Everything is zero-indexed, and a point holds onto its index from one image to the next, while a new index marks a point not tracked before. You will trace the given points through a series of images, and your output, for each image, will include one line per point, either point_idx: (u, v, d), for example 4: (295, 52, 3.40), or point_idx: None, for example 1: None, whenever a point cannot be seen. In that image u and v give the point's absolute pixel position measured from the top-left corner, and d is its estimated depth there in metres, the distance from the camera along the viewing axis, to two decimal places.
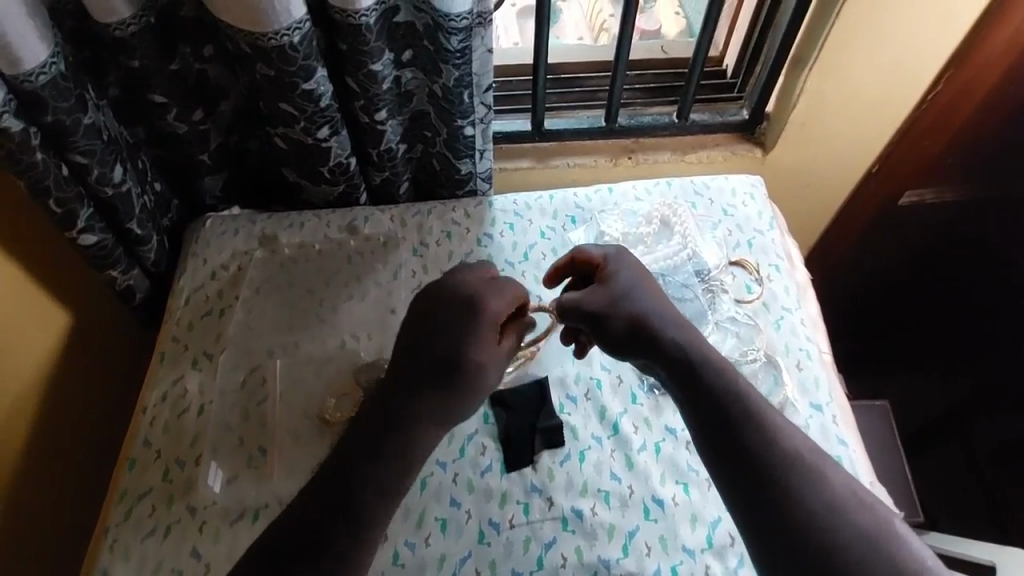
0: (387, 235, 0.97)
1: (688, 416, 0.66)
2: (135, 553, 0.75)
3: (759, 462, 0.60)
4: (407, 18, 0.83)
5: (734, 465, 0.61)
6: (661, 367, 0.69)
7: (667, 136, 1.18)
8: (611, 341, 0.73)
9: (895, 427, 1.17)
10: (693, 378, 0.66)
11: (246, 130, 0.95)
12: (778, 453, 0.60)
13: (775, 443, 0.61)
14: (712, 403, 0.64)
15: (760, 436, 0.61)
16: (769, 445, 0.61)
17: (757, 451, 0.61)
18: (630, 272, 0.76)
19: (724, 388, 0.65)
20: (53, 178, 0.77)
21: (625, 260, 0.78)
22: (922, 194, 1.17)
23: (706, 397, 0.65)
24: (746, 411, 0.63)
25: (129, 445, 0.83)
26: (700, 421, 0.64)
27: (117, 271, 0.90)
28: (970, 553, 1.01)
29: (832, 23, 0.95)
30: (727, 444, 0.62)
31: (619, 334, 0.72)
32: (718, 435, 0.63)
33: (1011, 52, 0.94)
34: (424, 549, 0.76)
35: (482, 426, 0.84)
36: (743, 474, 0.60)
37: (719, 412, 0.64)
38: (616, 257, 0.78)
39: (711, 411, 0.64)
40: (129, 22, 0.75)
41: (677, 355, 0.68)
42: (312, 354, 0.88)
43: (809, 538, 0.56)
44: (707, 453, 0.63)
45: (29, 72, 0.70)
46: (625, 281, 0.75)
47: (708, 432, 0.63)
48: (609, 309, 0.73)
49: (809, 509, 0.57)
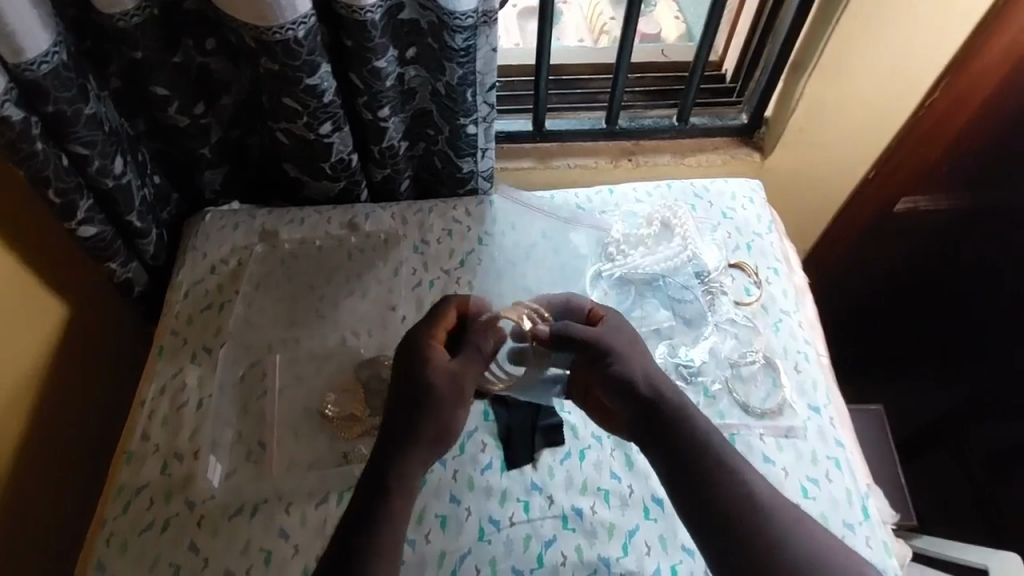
0: (389, 232, 0.97)
1: (665, 476, 0.65)
2: (131, 548, 0.74)
3: (710, 468, 0.64)
4: (411, 16, 0.83)
5: (688, 474, 0.64)
6: (641, 419, 0.68)
7: (667, 140, 1.18)
8: (611, 386, 0.70)
9: (888, 429, 1.18)
10: (670, 437, 0.66)
11: (246, 125, 0.95)
12: (764, 515, 0.61)
13: (754, 504, 0.62)
14: (690, 462, 0.64)
15: (702, 439, 0.65)
16: (751, 509, 0.61)
17: (740, 517, 0.61)
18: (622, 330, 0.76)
19: (699, 448, 0.65)
20: (52, 169, 0.77)
21: (626, 321, 0.78)
22: (915, 202, 1.17)
23: (683, 463, 0.64)
24: (723, 473, 0.63)
25: (126, 439, 0.82)
26: (653, 436, 0.67)
27: (116, 263, 0.90)
28: (964, 557, 1.02)
29: (829, 32, 1.02)
30: (678, 453, 0.65)
31: (616, 378, 0.70)
32: (670, 444, 0.66)
33: (1006, 64, 0.92)
34: (424, 546, 0.75)
35: (482, 424, 0.83)
36: (697, 481, 0.63)
37: (695, 474, 0.64)
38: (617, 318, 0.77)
39: (686, 473, 0.64)
40: (132, 14, 0.75)
41: (658, 409, 0.68)
42: (313, 350, 0.88)
43: (764, 539, 0.60)
44: (689, 516, 0.63)
45: (31, 61, 0.70)
46: (628, 337, 0.74)
47: (687, 495, 0.63)
48: (622, 355, 0.71)
49: (758, 513, 0.61)
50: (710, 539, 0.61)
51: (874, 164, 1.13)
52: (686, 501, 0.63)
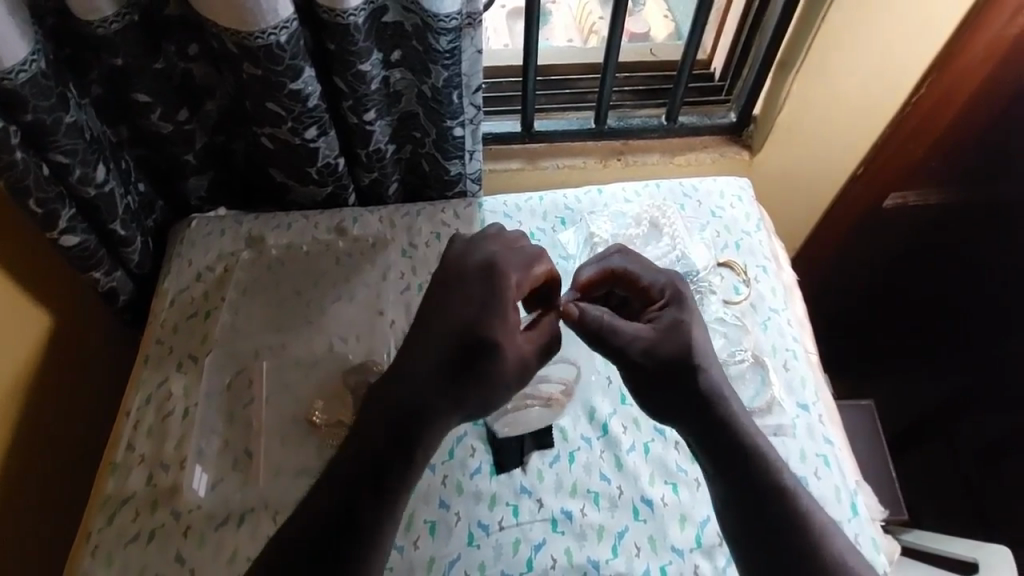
0: (376, 237, 0.96)
1: (731, 513, 0.63)
2: (117, 560, 0.74)
3: (768, 488, 0.63)
4: (395, 18, 0.82)
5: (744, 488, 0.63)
6: (709, 452, 0.66)
7: (656, 139, 1.18)
8: (663, 400, 0.68)
9: (881, 426, 1.18)
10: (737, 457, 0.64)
11: (231, 130, 0.94)
12: (843, 552, 0.60)
13: (828, 544, 0.60)
14: (761, 495, 0.62)
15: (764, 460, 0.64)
16: (828, 547, 0.60)
17: (820, 554, 0.59)
18: (682, 323, 0.70)
19: (773, 480, 0.63)
20: (33, 178, 0.76)
21: (685, 312, 0.71)
22: (905, 197, 1.14)
23: (746, 482, 0.63)
24: (797, 507, 0.62)
25: (111, 450, 0.81)
26: (712, 450, 0.66)
27: (101, 272, 0.89)
28: (950, 550, 1.02)
29: (815, 31, 1.01)
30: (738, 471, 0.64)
31: (676, 395, 0.67)
32: (731, 462, 0.64)
33: (990, 58, 0.92)
34: (413, 553, 0.75)
35: (472, 428, 0.83)
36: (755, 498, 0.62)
37: (770, 508, 0.62)
38: (677, 300, 0.72)
39: (759, 505, 0.62)
40: (111, 20, 0.74)
41: (728, 441, 0.65)
42: (300, 355, 0.87)
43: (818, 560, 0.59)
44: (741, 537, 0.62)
45: (9, 70, 0.69)
46: (689, 338, 0.69)
47: (758, 534, 0.61)
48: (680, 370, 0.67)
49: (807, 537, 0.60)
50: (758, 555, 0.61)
51: (862, 164, 1.12)
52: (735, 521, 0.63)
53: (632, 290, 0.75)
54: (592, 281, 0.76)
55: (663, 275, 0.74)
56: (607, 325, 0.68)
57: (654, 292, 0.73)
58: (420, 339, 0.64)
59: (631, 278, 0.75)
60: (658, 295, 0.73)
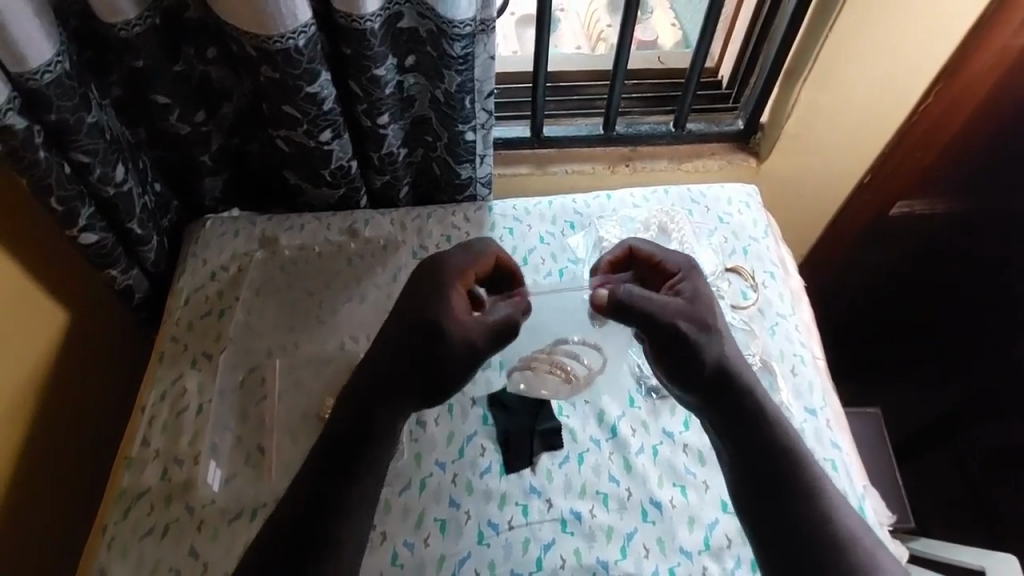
0: (387, 239, 0.97)
1: (744, 493, 0.65)
2: (131, 553, 0.75)
3: (778, 468, 0.64)
4: (410, 24, 0.84)
5: (755, 467, 0.65)
6: (725, 431, 0.67)
7: (664, 145, 1.19)
8: (679, 369, 0.69)
9: (886, 432, 1.18)
10: (751, 437, 0.66)
11: (246, 133, 0.96)
12: (853, 531, 0.61)
13: (836, 524, 0.61)
14: (774, 476, 0.64)
15: (775, 438, 0.66)
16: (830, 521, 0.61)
17: (825, 531, 0.61)
18: (700, 290, 0.73)
19: (785, 460, 0.65)
20: (55, 176, 0.77)
21: (702, 284, 0.74)
22: (911, 206, 1.19)
23: (759, 459, 0.65)
24: (808, 488, 0.63)
25: (126, 445, 0.82)
26: (727, 429, 0.67)
27: (117, 270, 0.90)
28: (957, 558, 1.03)
29: (821, 44, 1.00)
30: (754, 450, 0.65)
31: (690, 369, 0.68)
32: (746, 440, 0.66)
33: (998, 68, 0.96)
34: (423, 550, 0.76)
35: (481, 427, 0.84)
36: (767, 476, 0.64)
37: (781, 491, 0.63)
38: (692, 272, 0.75)
39: (770, 485, 0.64)
40: (134, 23, 0.76)
41: (742, 419, 0.67)
42: (312, 354, 0.88)
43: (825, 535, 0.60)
44: (749, 515, 0.64)
45: (35, 70, 0.70)
46: (705, 307, 0.71)
47: (767, 514, 0.63)
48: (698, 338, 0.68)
49: (813, 518, 0.61)
50: (762, 528, 0.63)
51: (869, 171, 1.15)
52: (746, 498, 0.64)
53: (650, 268, 0.79)
54: (614, 263, 0.82)
55: (681, 255, 0.78)
56: (634, 296, 0.69)
57: (669, 268, 0.77)
58: (433, 338, 0.65)
59: (647, 256, 0.80)
60: (674, 271, 0.77)
